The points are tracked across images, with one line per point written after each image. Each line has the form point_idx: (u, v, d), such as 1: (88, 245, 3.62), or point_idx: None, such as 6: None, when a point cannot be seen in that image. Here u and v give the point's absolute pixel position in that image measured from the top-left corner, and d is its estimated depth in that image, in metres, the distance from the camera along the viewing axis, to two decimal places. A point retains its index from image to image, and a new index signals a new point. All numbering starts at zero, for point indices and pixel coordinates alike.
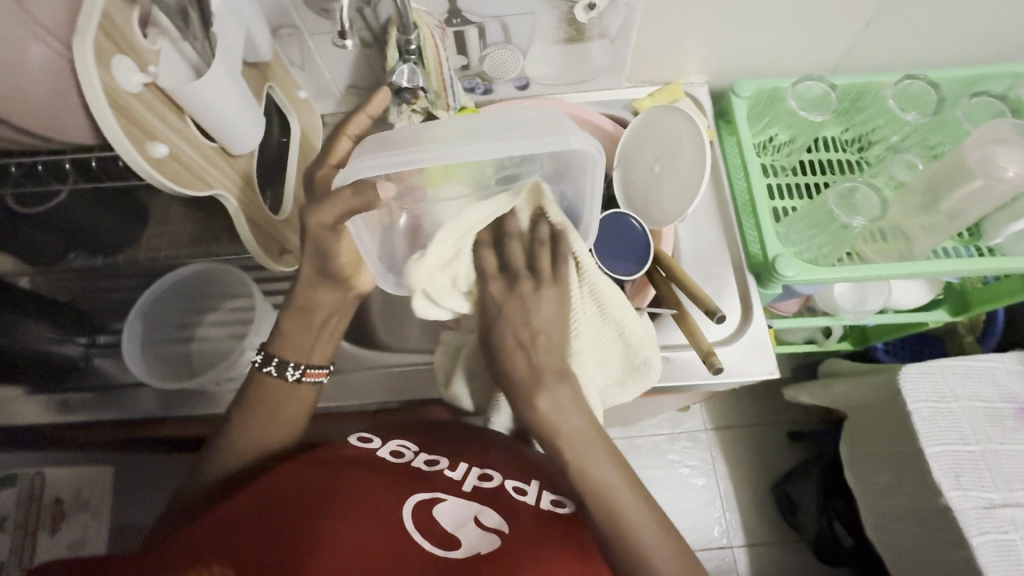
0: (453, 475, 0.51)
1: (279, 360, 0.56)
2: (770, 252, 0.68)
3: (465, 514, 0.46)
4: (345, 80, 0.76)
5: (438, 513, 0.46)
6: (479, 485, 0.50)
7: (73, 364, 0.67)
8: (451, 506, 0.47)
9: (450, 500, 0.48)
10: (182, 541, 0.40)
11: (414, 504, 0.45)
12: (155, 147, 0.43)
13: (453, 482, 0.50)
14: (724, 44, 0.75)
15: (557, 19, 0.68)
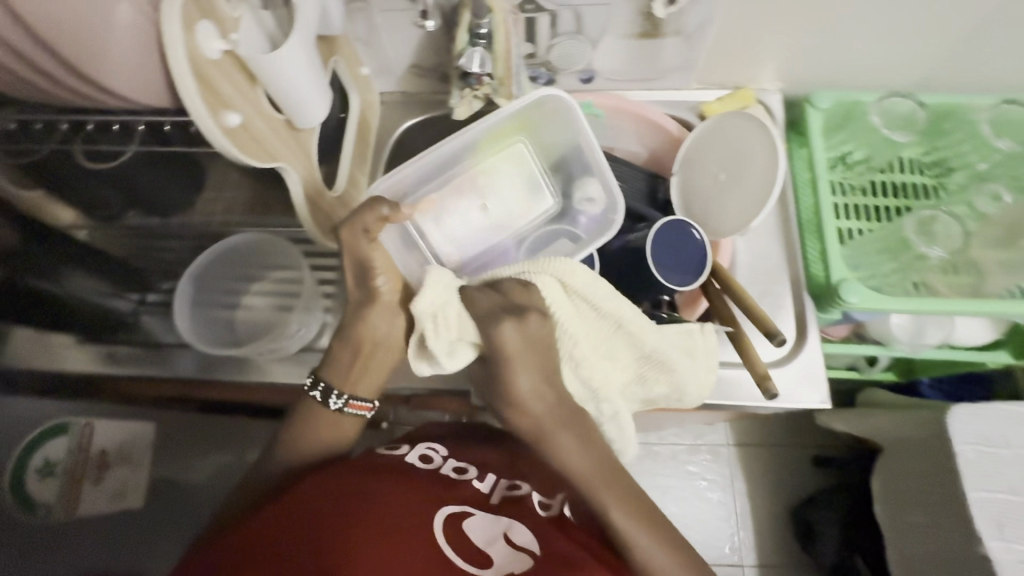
0: (481, 488, 0.52)
1: (325, 387, 0.54)
2: (833, 277, 0.65)
3: (495, 528, 0.47)
4: (407, 58, 0.74)
5: (468, 525, 0.45)
6: (506, 496, 0.52)
7: (122, 319, 0.69)
8: (480, 521, 0.47)
9: (479, 514, 0.48)
10: (231, 541, 0.41)
11: (444, 515, 0.45)
12: (229, 115, 0.43)
13: (481, 498, 0.50)
14: (806, 51, 0.71)
15: (633, 11, 0.65)
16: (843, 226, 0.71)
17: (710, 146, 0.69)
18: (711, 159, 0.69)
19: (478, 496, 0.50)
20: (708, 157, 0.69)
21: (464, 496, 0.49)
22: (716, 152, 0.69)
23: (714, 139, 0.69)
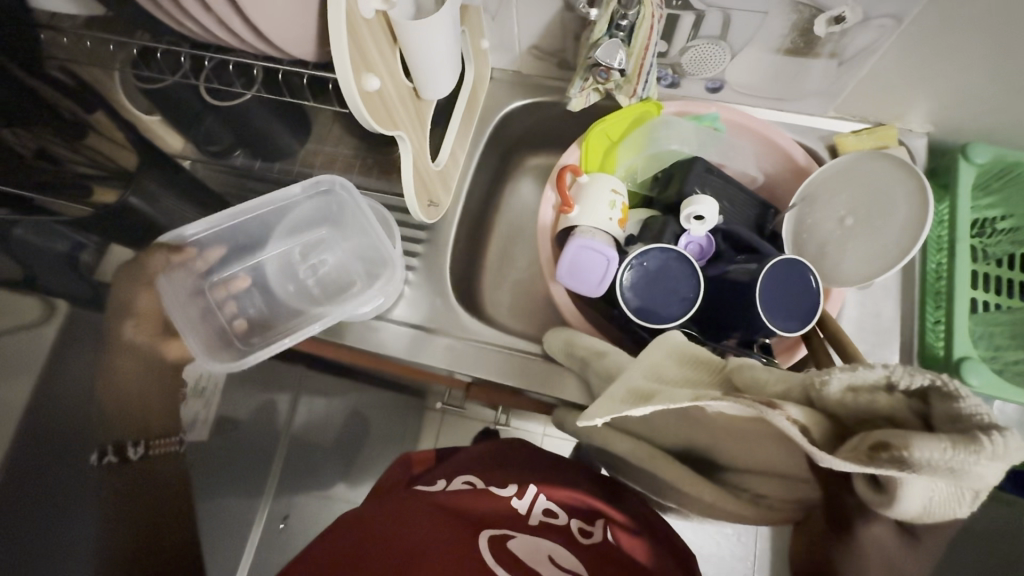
0: (518, 507, 0.50)
1: (115, 446, 0.58)
2: (954, 352, 0.59)
3: (538, 552, 0.46)
4: (530, 39, 0.71)
5: (510, 548, 0.45)
6: (546, 520, 0.50)
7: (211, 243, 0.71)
8: (521, 544, 0.46)
9: (518, 537, 0.46)
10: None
11: (487, 545, 0.44)
12: (369, 80, 0.41)
13: (519, 520, 0.49)
14: (976, 96, 0.63)
15: (790, 25, 0.59)
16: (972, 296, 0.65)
17: (858, 186, 0.63)
18: (861, 200, 0.62)
19: (516, 519, 0.49)
20: (838, 201, 0.63)
21: (502, 520, 0.48)
22: (857, 194, 0.63)
23: (858, 181, 0.63)
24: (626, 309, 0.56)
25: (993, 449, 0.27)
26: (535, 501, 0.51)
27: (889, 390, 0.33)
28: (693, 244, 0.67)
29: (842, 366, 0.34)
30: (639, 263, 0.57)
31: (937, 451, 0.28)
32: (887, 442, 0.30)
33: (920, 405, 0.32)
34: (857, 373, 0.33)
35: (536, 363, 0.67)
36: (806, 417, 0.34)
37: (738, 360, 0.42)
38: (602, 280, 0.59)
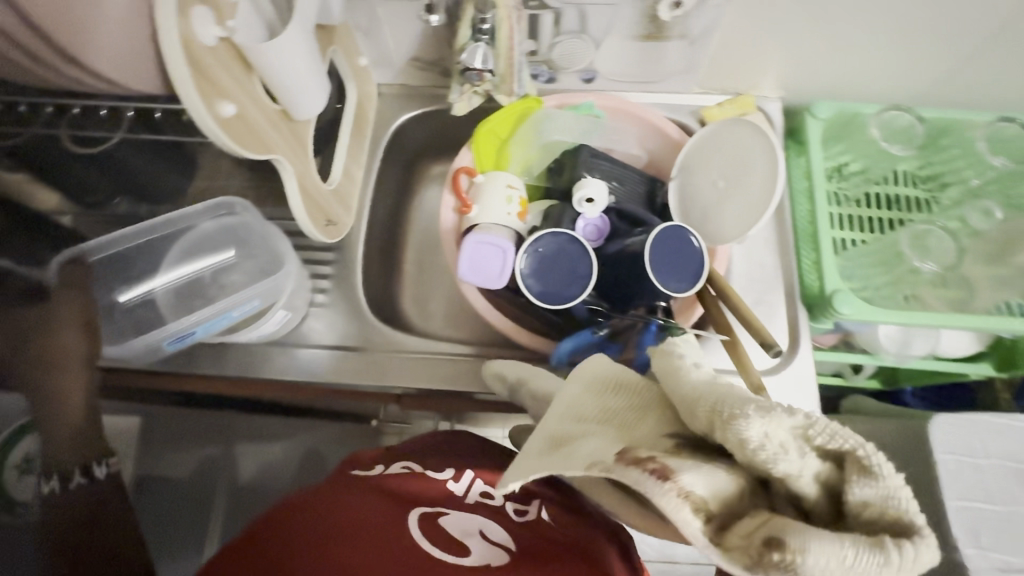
0: (455, 489, 0.51)
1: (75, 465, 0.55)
2: (827, 286, 0.65)
3: (470, 526, 0.47)
4: (408, 51, 0.73)
5: (443, 522, 0.46)
6: (481, 500, 0.51)
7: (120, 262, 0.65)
8: (454, 519, 0.47)
9: (452, 514, 0.47)
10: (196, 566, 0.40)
11: (420, 519, 0.44)
12: (224, 106, 0.41)
13: (455, 500, 0.49)
14: (810, 60, 0.71)
15: (638, 13, 0.64)
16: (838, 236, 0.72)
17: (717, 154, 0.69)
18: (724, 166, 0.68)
19: (452, 499, 0.49)
20: (703, 173, 0.69)
21: (437, 498, 0.49)
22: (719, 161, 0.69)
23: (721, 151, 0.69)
24: (530, 297, 0.59)
25: (896, 562, 0.25)
26: (471, 486, 0.52)
27: (808, 462, 0.29)
28: (590, 226, 0.70)
29: (763, 408, 0.29)
30: (535, 250, 0.59)
31: (831, 555, 0.25)
32: (781, 541, 0.26)
33: (834, 475, 0.29)
34: (781, 432, 0.29)
35: (461, 363, 0.68)
36: (714, 490, 0.29)
37: (668, 355, 0.38)
38: (502, 272, 0.62)
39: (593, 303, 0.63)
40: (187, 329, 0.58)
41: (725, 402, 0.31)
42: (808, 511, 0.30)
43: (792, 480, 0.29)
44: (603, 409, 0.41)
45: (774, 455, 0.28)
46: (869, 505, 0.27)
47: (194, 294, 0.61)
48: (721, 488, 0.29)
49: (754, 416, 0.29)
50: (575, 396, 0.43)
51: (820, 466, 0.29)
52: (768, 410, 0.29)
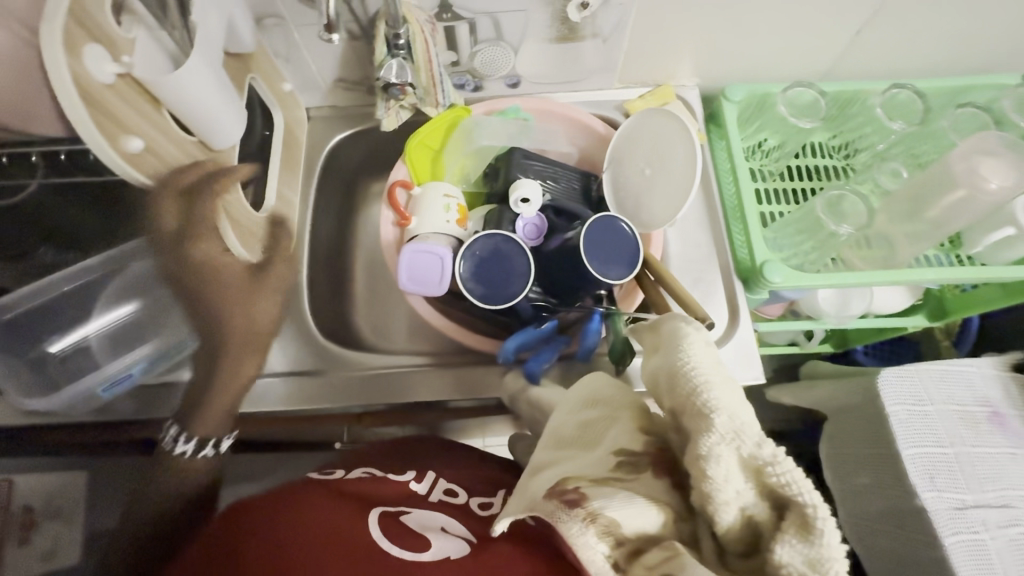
0: (418, 489, 0.52)
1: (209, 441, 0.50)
2: (757, 258, 0.69)
3: (432, 522, 0.47)
4: (332, 73, 0.74)
5: (404, 518, 0.46)
6: (445, 500, 0.52)
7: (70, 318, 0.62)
8: (416, 516, 0.47)
9: (414, 512, 0.48)
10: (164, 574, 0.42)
11: (381, 518, 0.44)
12: (131, 142, 0.42)
13: (418, 499, 0.50)
14: (718, 48, 0.75)
15: (549, 16, 0.67)
16: (765, 210, 0.76)
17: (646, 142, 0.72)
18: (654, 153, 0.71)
19: (414, 498, 0.50)
20: (633, 161, 0.72)
21: (401, 496, 0.50)
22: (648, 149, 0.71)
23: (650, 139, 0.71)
24: (474, 300, 0.60)
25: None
26: (434, 486, 0.53)
27: (743, 502, 0.34)
28: (529, 225, 0.72)
29: (728, 438, 0.33)
30: (472, 253, 0.61)
31: None
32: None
33: (769, 519, 0.33)
34: (729, 466, 0.33)
35: (419, 374, 0.69)
36: (635, 522, 0.36)
37: (679, 330, 0.40)
38: (441, 278, 0.62)
39: (537, 299, 0.65)
40: (121, 373, 0.59)
41: (703, 398, 0.35)
42: (732, 553, 0.35)
43: (724, 519, 0.34)
44: (581, 424, 0.46)
45: (715, 488, 0.33)
46: (792, 565, 0.31)
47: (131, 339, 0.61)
48: (646, 522, 0.36)
49: (715, 436, 0.34)
50: (566, 414, 0.48)
51: (756, 506, 0.33)
52: (730, 439, 0.33)
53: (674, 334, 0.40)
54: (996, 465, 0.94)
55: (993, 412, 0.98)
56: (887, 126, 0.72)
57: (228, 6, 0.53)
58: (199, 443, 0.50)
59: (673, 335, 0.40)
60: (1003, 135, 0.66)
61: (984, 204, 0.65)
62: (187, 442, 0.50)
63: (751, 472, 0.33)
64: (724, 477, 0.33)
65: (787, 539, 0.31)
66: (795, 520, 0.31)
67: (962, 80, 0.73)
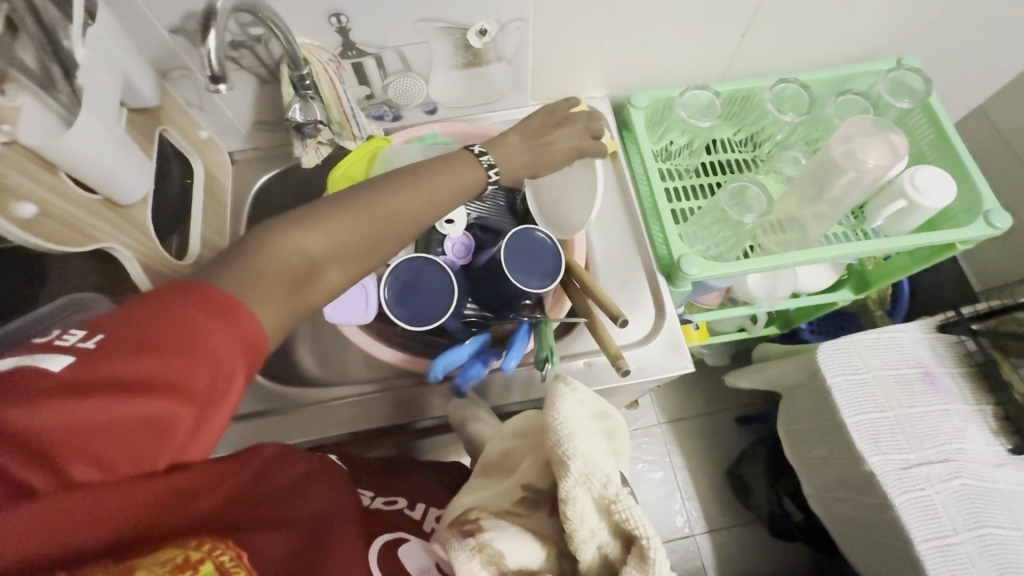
0: (413, 515, 0.59)
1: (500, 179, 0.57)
2: (675, 253, 0.72)
3: (426, 560, 0.53)
4: (249, 116, 0.75)
5: (405, 551, 0.52)
6: (435, 525, 0.59)
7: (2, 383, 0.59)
8: (415, 549, 0.54)
9: (413, 539, 0.55)
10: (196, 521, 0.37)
11: (382, 546, 0.51)
12: (21, 207, 0.43)
13: (415, 526, 0.58)
14: (618, 61, 0.79)
15: (451, 45, 0.70)
16: (680, 207, 0.81)
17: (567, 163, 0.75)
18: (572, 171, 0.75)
19: (412, 526, 0.57)
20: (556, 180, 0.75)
21: (398, 522, 0.56)
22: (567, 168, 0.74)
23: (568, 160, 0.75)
24: (401, 324, 0.61)
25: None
26: (425, 513, 0.60)
27: (599, 539, 0.40)
28: (457, 244, 0.74)
29: (580, 482, 0.40)
30: (395, 278, 0.62)
31: None
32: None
33: (618, 551, 0.39)
34: (585, 508, 0.39)
35: (362, 403, 0.69)
36: (518, 557, 0.40)
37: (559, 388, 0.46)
38: (367, 305, 0.64)
39: (469, 316, 0.68)
40: None
41: (563, 449, 0.41)
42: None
43: (582, 556, 0.39)
44: (507, 451, 0.51)
45: (573, 528, 0.39)
46: None
47: None
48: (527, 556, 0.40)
49: (571, 481, 0.40)
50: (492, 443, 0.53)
51: (608, 544, 0.39)
52: (582, 482, 0.40)
53: (557, 390, 0.46)
54: (933, 422, 0.99)
55: (926, 371, 1.03)
56: (780, 118, 0.77)
57: (122, 64, 0.54)
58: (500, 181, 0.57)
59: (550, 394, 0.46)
60: (873, 118, 0.72)
61: (870, 180, 0.70)
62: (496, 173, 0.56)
63: (604, 509, 0.39)
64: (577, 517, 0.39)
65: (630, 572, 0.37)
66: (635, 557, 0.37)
67: (842, 70, 0.79)
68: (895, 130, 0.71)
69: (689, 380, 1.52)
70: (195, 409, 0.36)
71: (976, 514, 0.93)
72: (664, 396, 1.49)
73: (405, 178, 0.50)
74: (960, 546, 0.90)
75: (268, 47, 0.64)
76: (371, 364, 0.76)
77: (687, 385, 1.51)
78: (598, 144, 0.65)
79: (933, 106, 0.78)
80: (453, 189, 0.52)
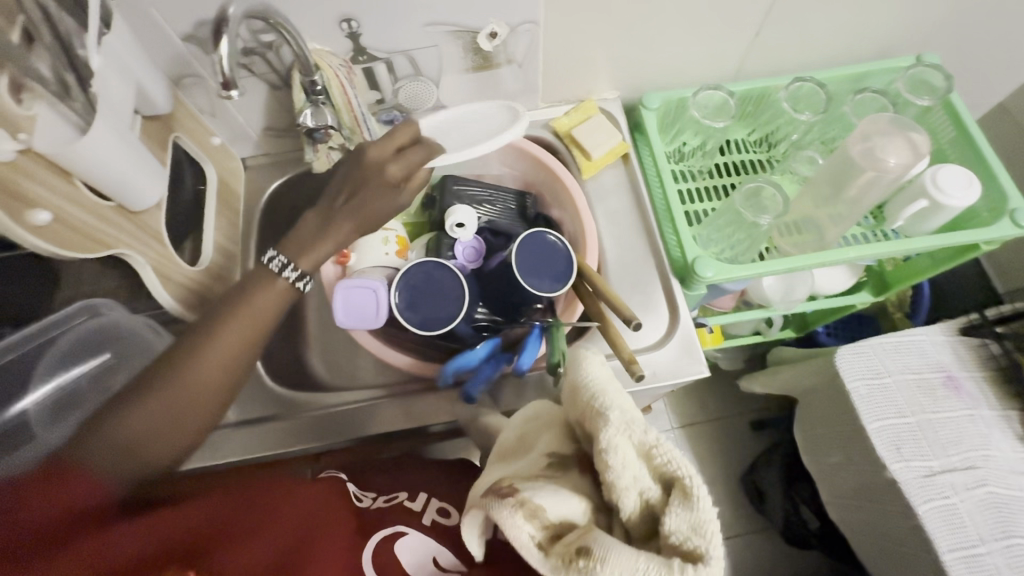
0: (412, 507, 0.58)
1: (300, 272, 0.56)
2: (689, 256, 0.71)
3: (424, 554, 0.52)
4: (260, 122, 0.75)
5: (400, 545, 0.51)
6: (439, 519, 0.57)
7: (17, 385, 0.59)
8: (412, 541, 0.52)
9: (413, 536, 0.53)
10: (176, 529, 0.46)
11: (376, 542, 0.50)
12: (35, 214, 0.43)
13: (414, 518, 0.56)
14: (630, 62, 0.78)
15: (461, 48, 0.69)
16: (694, 209, 0.79)
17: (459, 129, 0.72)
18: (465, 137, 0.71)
19: (411, 519, 0.55)
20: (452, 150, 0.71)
21: (398, 517, 0.55)
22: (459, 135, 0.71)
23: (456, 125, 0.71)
24: (413, 329, 0.61)
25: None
26: (427, 505, 0.59)
27: (641, 488, 0.40)
28: (467, 249, 0.73)
29: (617, 428, 0.41)
30: (406, 283, 0.62)
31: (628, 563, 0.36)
32: (591, 550, 0.37)
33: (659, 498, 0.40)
34: (625, 454, 0.40)
35: (374, 408, 0.69)
36: (557, 510, 0.41)
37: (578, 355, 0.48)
38: (377, 311, 0.62)
39: (480, 320, 0.68)
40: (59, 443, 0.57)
41: (601, 403, 0.42)
42: (634, 539, 0.41)
43: (625, 503, 0.40)
44: (522, 433, 0.53)
45: (614, 475, 0.40)
46: (678, 531, 0.37)
47: (73, 407, 0.59)
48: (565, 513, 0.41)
49: (612, 431, 0.41)
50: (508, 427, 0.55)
51: (650, 489, 0.40)
52: (623, 430, 0.41)
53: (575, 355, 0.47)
54: (957, 428, 0.96)
55: (949, 376, 1.01)
56: (796, 117, 0.76)
57: (135, 71, 0.55)
58: (300, 273, 0.56)
59: (573, 360, 0.47)
60: (892, 115, 0.70)
61: (890, 179, 0.69)
62: (293, 270, 0.56)
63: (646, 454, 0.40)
64: (617, 462, 0.40)
65: (676, 508, 0.37)
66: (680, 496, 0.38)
67: (859, 68, 0.78)
68: (915, 129, 0.69)
69: (702, 384, 1.50)
70: (107, 496, 0.45)
71: (1003, 523, 0.90)
72: (677, 401, 1.47)
73: (200, 336, 0.52)
74: (987, 557, 0.87)
75: (279, 53, 0.64)
76: (382, 368, 0.76)
77: (701, 390, 1.49)
78: (421, 155, 0.63)
79: (955, 103, 0.76)
80: (254, 331, 0.54)
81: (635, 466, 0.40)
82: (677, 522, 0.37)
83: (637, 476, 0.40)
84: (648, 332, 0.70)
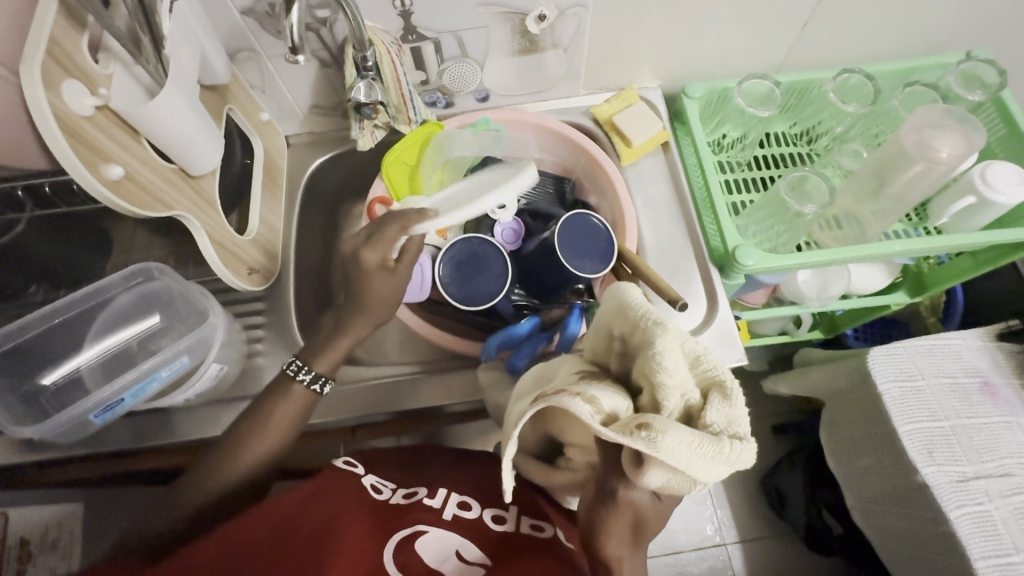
0: (432, 504, 0.57)
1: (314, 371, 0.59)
2: (730, 244, 0.71)
3: (447, 547, 0.53)
4: (307, 100, 0.77)
5: (422, 545, 0.52)
6: (458, 514, 0.57)
7: (71, 342, 0.61)
8: (433, 539, 0.53)
9: (433, 532, 0.54)
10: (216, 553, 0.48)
11: (397, 543, 0.51)
12: (110, 169, 0.44)
13: (434, 515, 0.55)
14: (674, 51, 0.78)
15: (510, 31, 0.70)
16: (734, 200, 0.79)
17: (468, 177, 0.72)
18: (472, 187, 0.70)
19: (431, 516, 0.55)
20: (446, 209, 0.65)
21: (418, 517, 0.55)
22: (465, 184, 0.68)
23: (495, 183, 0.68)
24: (455, 304, 0.65)
25: (725, 451, 0.36)
26: (448, 500, 0.58)
27: (684, 391, 0.40)
28: (506, 230, 0.74)
29: (674, 333, 0.40)
30: (449, 259, 0.66)
31: (682, 438, 0.36)
32: (649, 424, 0.36)
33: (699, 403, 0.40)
34: (677, 358, 0.40)
35: (411, 383, 0.70)
36: (606, 401, 0.41)
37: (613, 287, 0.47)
38: (422, 285, 0.68)
39: (520, 300, 0.68)
40: (113, 398, 0.57)
41: (653, 317, 0.41)
42: None
43: (668, 403, 0.39)
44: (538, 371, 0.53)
45: (665, 375, 0.39)
46: (718, 425, 0.38)
47: (123, 368, 0.61)
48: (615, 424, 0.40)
49: (667, 337, 0.40)
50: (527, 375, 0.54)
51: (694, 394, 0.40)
52: (677, 338, 0.40)
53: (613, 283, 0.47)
54: (993, 435, 0.94)
55: (985, 382, 0.99)
56: (842, 109, 0.75)
57: (200, 41, 0.56)
58: (315, 375, 0.59)
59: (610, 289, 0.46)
60: (946, 107, 0.69)
61: (941, 172, 0.68)
62: (307, 372, 0.59)
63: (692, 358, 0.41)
64: (670, 363, 0.39)
65: (721, 402, 0.38)
66: (723, 394, 0.39)
67: (908, 61, 0.77)
68: (970, 122, 0.68)
69: None
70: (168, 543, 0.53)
71: None
72: None
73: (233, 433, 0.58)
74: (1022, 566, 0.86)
75: (333, 30, 0.65)
76: (417, 347, 0.77)
77: None
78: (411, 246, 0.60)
79: (1006, 99, 0.74)
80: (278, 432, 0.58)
81: (682, 368, 0.40)
82: (723, 415, 0.38)
83: (686, 377, 0.40)
84: (687, 318, 0.70)
